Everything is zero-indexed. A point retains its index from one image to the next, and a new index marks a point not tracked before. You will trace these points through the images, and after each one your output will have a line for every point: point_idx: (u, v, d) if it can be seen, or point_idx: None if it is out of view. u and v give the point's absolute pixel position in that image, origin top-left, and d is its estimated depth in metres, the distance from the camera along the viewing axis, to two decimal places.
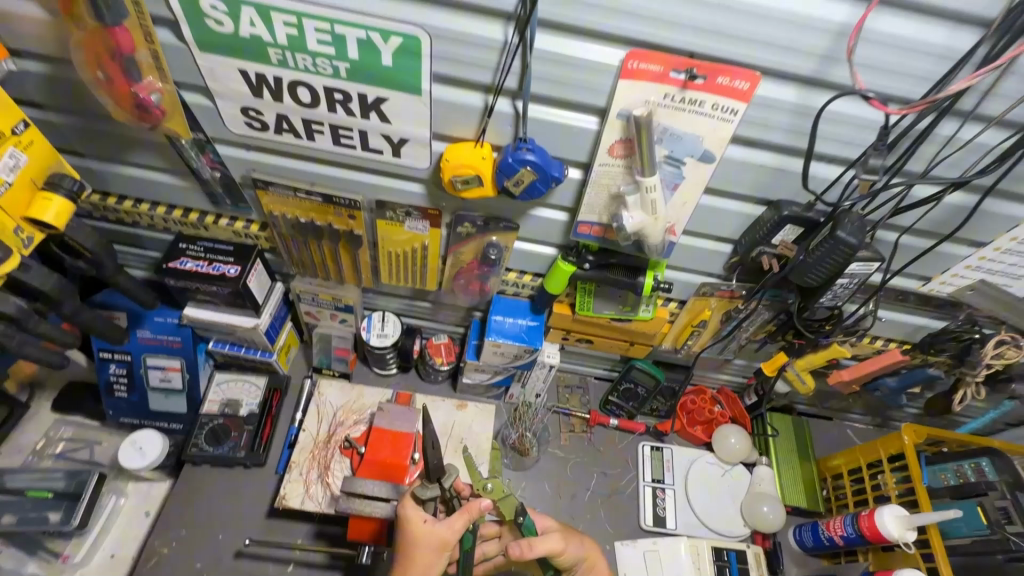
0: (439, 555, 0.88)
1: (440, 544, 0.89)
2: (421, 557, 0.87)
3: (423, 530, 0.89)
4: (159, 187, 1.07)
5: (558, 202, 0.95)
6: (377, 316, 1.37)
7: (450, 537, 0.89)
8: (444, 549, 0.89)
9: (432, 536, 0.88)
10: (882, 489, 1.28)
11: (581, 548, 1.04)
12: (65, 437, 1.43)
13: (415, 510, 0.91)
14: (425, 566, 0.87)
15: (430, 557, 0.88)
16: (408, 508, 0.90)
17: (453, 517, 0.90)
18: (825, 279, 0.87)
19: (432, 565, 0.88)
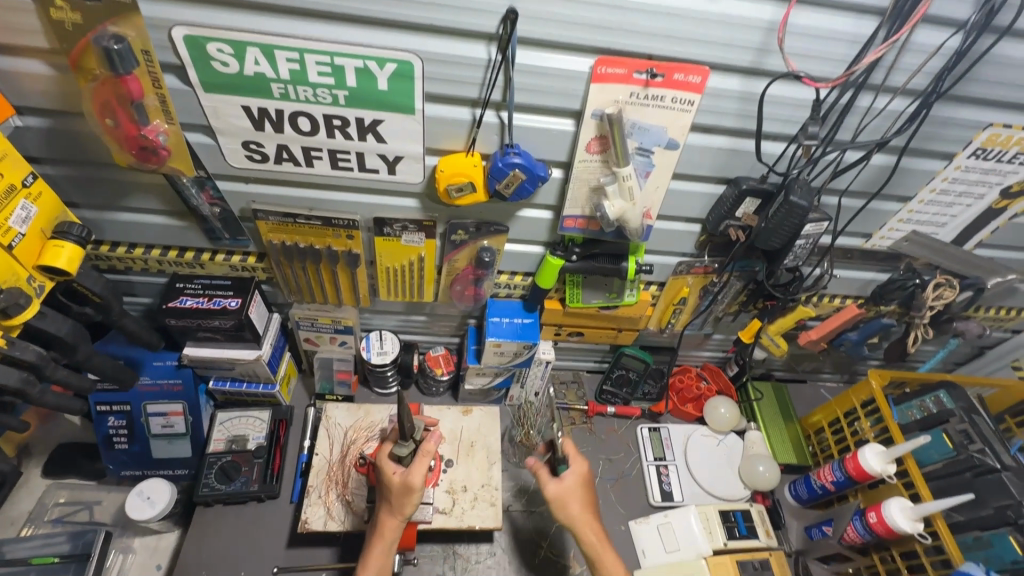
0: (409, 494, 1.06)
1: (405, 488, 1.06)
2: (395, 500, 1.07)
3: (393, 479, 1.07)
4: (156, 229, 1.10)
5: (544, 201, 1.04)
6: (375, 335, 1.41)
7: (414, 482, 1.05)
8: (410, 490, 1.05)
9: (400, 483, 1.06)
10: (860, 434, 1.41)
11: (580, 509, 1.12)
12: (60, 502, 1.38)
13: (392, 462, 1.10)
14: (398, 503, 1.06)
15: (401, 499, 1.06)
16: (383, 459, 1.11)
17: (417, 463, 1.07)
18: (786, 240, 1.01)
19: (404, 505, 1.06)
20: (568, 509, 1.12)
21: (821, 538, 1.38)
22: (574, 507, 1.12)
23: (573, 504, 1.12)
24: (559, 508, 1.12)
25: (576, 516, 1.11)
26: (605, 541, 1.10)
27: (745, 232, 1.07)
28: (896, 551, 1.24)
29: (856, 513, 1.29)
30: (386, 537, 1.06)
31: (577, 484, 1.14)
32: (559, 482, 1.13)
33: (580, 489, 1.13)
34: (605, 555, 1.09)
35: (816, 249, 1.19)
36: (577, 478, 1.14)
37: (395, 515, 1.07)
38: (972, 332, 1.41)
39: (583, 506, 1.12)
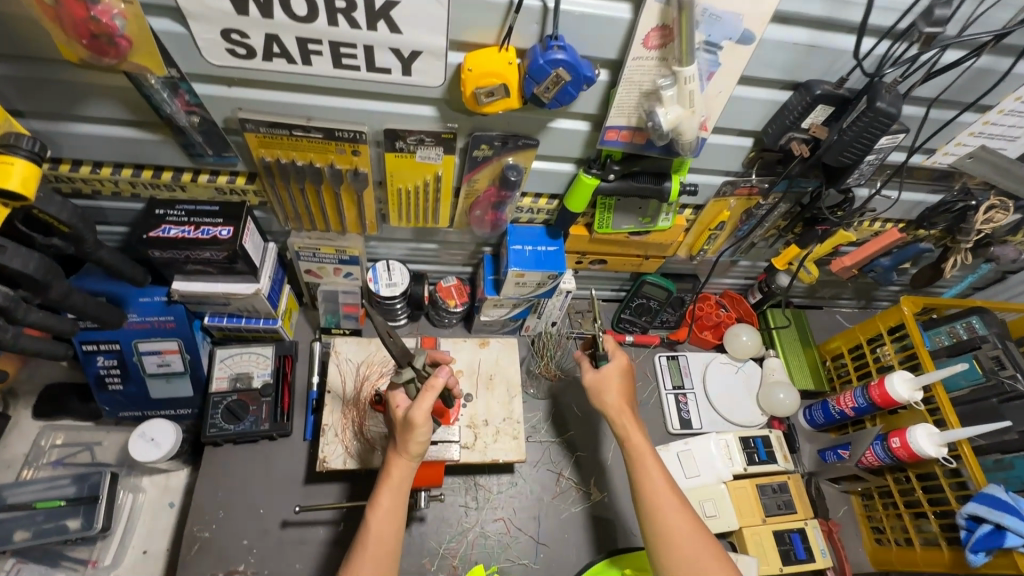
0: (411, 430, 0.97)
1: (407, 424, 0.97)
2: (401, 437, 0.98)
3: (395, 413, 1.01)
4: (124, 144, 0.93)
5: (582, 109, 0.90)
6: (382, 265, 1.29)
7: (416, 418, 0.96)
8: (413, 426, 0.96)
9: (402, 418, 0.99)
10: (883, 360, 1.39)
11: (615, 395, 1.15)
12: (58, 444, 1.32)
13: (400, 396, 1.02)
14: (403, 441, 0.98)
15: (406, 435, 0.97)
16: (391, 393, 1.03)
17: (421, 398, 0.97)
18: (859, 155, 0.90)
19: (409, 442, 0.97)
20: (604, 396, 1.16)
21: (835, 461, 1.39)
22: (610, 396, 1.15)
23: (608, 393, 1.15)
24: (595, 395, 1.17)
25: (611, 402, 1.15)
26: (637, 425, 1.12)
27: (809, 146, 0.95)
28: (913, 472, 1.25)
29: (875, 438, 1.29)
30: (393, 479, 0.98)
31: (613, 374, 1.17)
32: (596, 374, 1.18)
33: (618, 379, 1.17)
34: (635, 434, 1.11)
35: (882, 168, 1.07)
36: (616, 369, 1.18)
37: (402, 455, 0.98)
38: (1007, 258, 1.33)
39: (620, 394, 1.15)
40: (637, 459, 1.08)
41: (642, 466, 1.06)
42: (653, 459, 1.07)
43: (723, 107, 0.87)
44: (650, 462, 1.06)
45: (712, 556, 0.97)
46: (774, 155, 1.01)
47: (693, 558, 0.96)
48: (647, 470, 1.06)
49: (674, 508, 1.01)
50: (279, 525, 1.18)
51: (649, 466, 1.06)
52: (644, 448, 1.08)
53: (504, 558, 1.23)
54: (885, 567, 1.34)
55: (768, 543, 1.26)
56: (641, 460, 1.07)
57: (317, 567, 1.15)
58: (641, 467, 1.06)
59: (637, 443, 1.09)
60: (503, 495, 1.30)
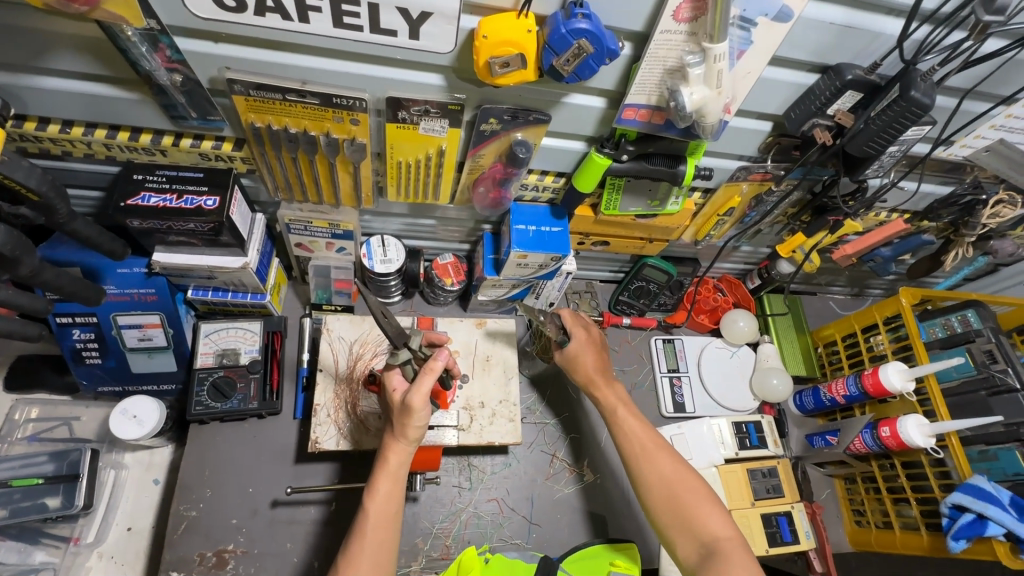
0: (410, 415, 0.94)
1: (405, 409, 0.94)
2: (398, 423, 0.96)
3: (393, 397, 0.97)
4: (99, 103, 0.85)
5: (599, 85, 0.85)
6: (376, 241, 1.23)
7: (415, 402, 0.93)
8: (411, 410, 0.93)
9: (399, 403, 0.96)
10: (877, 350, 1.39)
11: (590, 362, 1.15)
12: (33, 418, 1.26)
13: (396, 379, 0.99)
14: (401, 427, 0.95)
15: (404, 421, 0.95)
16: (387, 376, 0.99)
17: (420, 382, 0.94)
18: (885, 146, 0.87)
19: (408, 428, 0.95)
20: (575, 370, 1.16)
21: (823, 447, 1.42)
22: (588, 363, 1.15)
23: (585, 361, 1.15)
24: (570, 368, 1.16)
25: (583, 372, 1.15)
26: (615, 385, 1.14)
27: (832, 133, 0.91)
28: (898, 460, 1.28)
29: (864, 427, 1.31)
30: (391, 464, 0.95)
31: (584, 349, 1.15)
32: (563, 352, 1.17)
33: (589, 351, 1.15)
34: (609, 393, 1.13)
35: (905, 159, 1.05)
36: (580, 343, 1.15)
37: (401, 440, 0.96)
38: (1004, 251, 1.33)
39: (596, 359, 1.15)
40: (614, 418, 1.10)
41: (617, 423, 1.09)
42: (628, 414, 1.09)
43: (749, 90, 0.82)
44: (626, 418, 1.08)
45: (701, 495, 0.98)
46: (793, 141, 0.97)
47: (683, 501, 0.98)
48: (624, 423, 1.08)
49: (658, 454, 1.03)
50: (269, 505, 1.15)
51: (627, 422, 1.08)
52: (617, 402, 1.11)
53: (497, 538, 1.23)
54: (863, 547, 1.39)
55: (755, 526, 1.29)
56: (617, 418, 1.09)
57: (309, 547, 1.13)
58: (618, 424, 1.09)
59: (612, 402, 1.11)
60: (496, 476, 1.29)
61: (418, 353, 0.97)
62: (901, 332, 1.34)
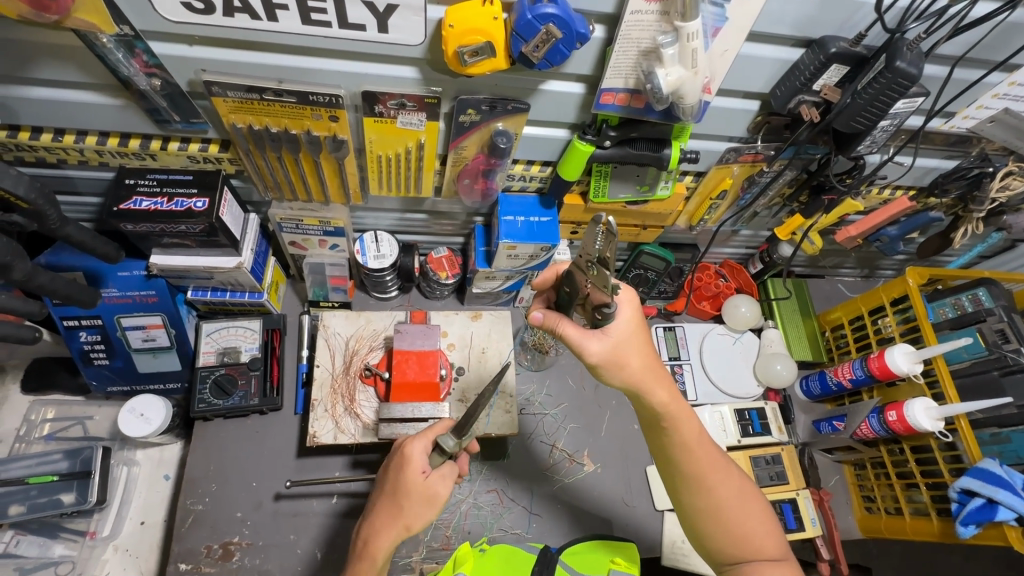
0: (427, 506, 0.86)
1: (426, 499, 0.86)
2: (408, 510, 0.85)
3: (417, 481, 0.86)
4: (83, 109, 0.87)
5: (576, 70, 0.84)
6: (369, 237, 1.24)
7: (439, 496, 0.87)
8: (433, 501, 0.86)
9: (424, 489, 0.86)
10: (884, 332, 1.35)
11: (638, 361, 0.84)
12: (49, 418, 1.31)
13: (421, 456, 0.87)
14: (410, 515, 0.85)
15: (416, 511, 0.86)
16: (415, 449, 0.87)
17: (445, 471, 0.88)
18: (873, 121, 0.85)
19: (416, 519, 0.86)
20: (626, 368, 0.83)
21: (830, 433, 1.38)
22: (634, 361, 0.84)
23: (632, 357, 0.84)
24: (611, 371, 0.84)
25: (636, 372, 0.84)
26: (677, 397, 0.87)
27: (819, 110, 0.89)
28: (907, 444, 1.24)
29: (871, 411, 1.28)
30: (379, 557, 0.85)
31: (631, 335, 0.83)
32: (605, 339, 0.82)
33: (636, 337, 0.84)
34: (681, 415, 0.88)
35: (898, 133, 1.02)
36: (629, 325, 0.83)
37: (398, 527, 0.85)
38: (1019, 226, 1.28)
39: (644, 357, 0.85)
40: (688, 448, 0.90)
41: (688, 453, 0.90)
42: (700, 444, 0.90)
43: (727, 69, 0.80)
44: (698, 450, 0.90)
45: (762, 523, 0.93)
46: (782, 120, 0.94)
47: (748, 534, 0.91)
48: (698, 454, 0.90)
49: (729, 485, 0.92)
50: (273, 498, 1.18)
51: (699, 451, 0.90)
52: (694, 430, 0.90)
53: (497, 528, 1.24)
54: (874, 534, 1.35)
55: None
56: (688, 448, 0.90)
57: (311, 538, 1.16)
58: (689, 452, 0.90)
59: (685, 431, 0.89)
60: (497, 467, 1.29)
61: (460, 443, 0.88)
62: (909, 313, 1.29)
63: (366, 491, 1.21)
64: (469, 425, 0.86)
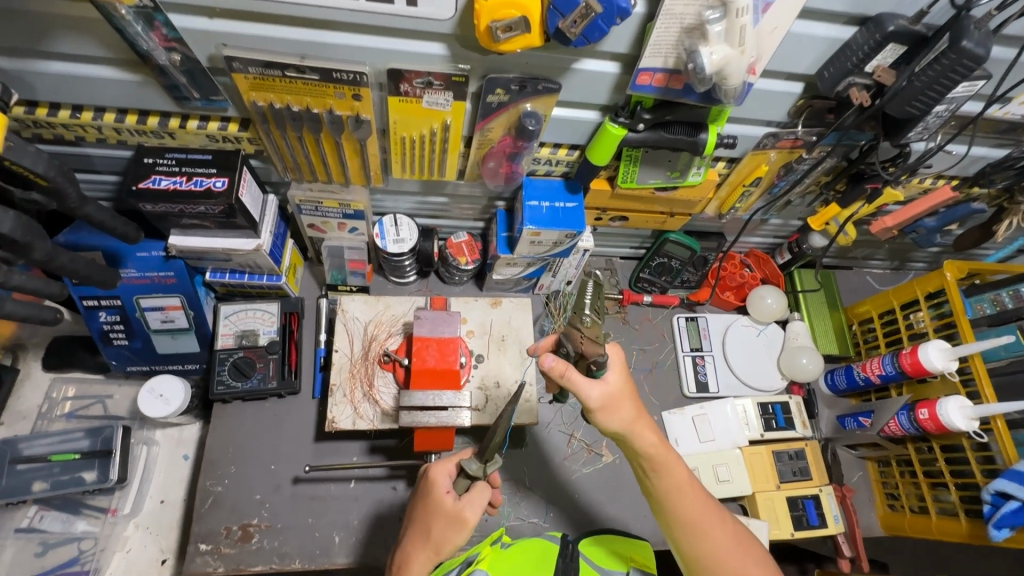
0: (456, 530, 0.83)
1: (455, 520, 0.83)
2: (437, 531, 0.83)
3: (444, 502, 0.83)
4: (102, 85, 0.84)
5: (611, 48, 0.79)
6: (388, 220, 1.22)
7: (468, 518, 0.83)
8: (461, 526, 0.82)
9: (450, 510, 0.83)
10: (916, 328, 1.31)
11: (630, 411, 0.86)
12: (70, 396, 1.31)
13: (443, 478, 0.86)
14: (438, 537, 0.83)
15: (445, 533, 0.83)
16: (438, 473, 0.86)
17: (477, 495, 0.84)
18: (930, 105, 0.80)
19: (445, 541, 0.83)
20: (617, 416, 0.85)
21: (856, 429, 1.35)
22: (626, 408, 0.86)
23: (625, 404, 0.86)
24: (608, 416, 0.85)
25: (627, 420, 0.85)
26: (664, 445, 0.87)
27: (870, 93, 0.84)
28: (937, 444, 1.21)
29: (901, 408, 1.24)
30: None
31: (624, 384, 0.86)
32: (603, 386, 0.84)
33: (626, 392, 0.86)
34: (671, 459, 0.87)
35: (949, 120, 0.96)
36: (622, 376, 0.86)
37: (428, 549, 0.83)
38: None
39: (636, 405, 0.87)
40: (680, 491, 0.87)
41: (681, 496, 0.87)
42: (692, 487, 0.87)
43: (775, 48, 0.76)
44: (690, 492, 0.87)
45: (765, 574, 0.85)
46: (827, 103, 0.89)
47: None
48: (688, 499, 0.86)
49: (725, 532, 0.86)
50: (291, 482, 1.18)
51: (691, 495, 0.87)
52: (685, 475, 0.87)
53: (515, 517, 1.23)
54: (896, 531, 1.33)
55: (781, 508, 1.26)
56: (681, 491, 0.87)
57: (330, 522, 1.16)
58: (680, 495, 0.87)
59: (677, 475, 0.87)
60: (516, 457, 1.28)
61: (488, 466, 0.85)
62: (944, 308, 1.25)
63: (384, 476, 1.20)
64: (489, 450, 0.81)
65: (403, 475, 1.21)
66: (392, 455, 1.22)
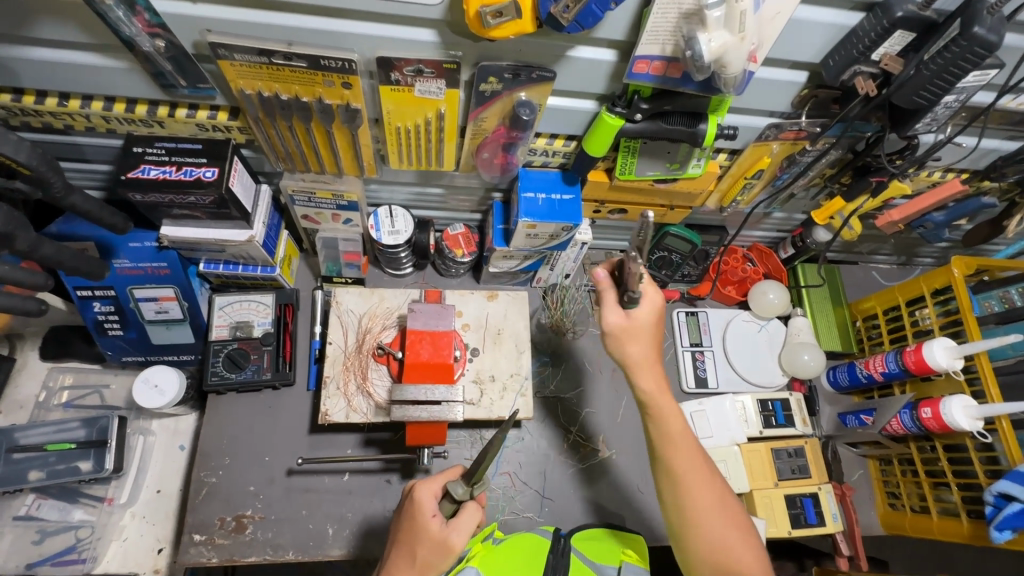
0: (444, 556, 0.83)
1: (441, 547, 0.83)
2: (422, 555, 0.83)
3: (431, 527, 0.83)
4: (87, 72, 0.83)
5: (607, 35, 0.77)
6: (383, 211, 1.20)
7: (455, 544, 0.83)
8: (449, 551, 0.83)
9: (437, 536, 0.82)
10: (922, 325, 1.28)
11: (647, 345, 0.91)
12: (67, 385, 1.32)
13: (430, 501, 0.84)
14: (424, 561, 0.83)
15: (432, 557, 0.83)
16: (425, 494, 0.85)
17: (464, 519, 0.84)
18: (938, 96, 0.77)
19: (431, 565, 0.83)
20: (628, 348, 0.90)
21: (857, 426, 1.33)
22: (638, 348, 0.91)
23: (637, 342, 0.90)
24: (617, 348, 0.91)
25: (636, 356, 0.90)
26: (663, 387, 0.92)
27: (876, 82, 0.81)
28: (940, 443, 1.19)
29: (903, 406, 1.22)
30: None
31: (646, 324, 0.90)
32: (625, 317, 0.90)
33: (650, 330, 0.91)
34: (670, 403, 0.91)
35: (961, 111, 0.92)
36: (651, 313, 0.90)
37: (416, 569, 0.83)
38: None
39: (648, 347, 0.91)
40: (670, 439, 0.90)
41: (671, 446, 0.90)
42: (684, 433, 0.90)
43: (777, 36, 0.73)
44: (682, 437, 0.90)
45: (741, 533, 0.88)
46: (831, 93, 0.86)
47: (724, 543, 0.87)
48: (676, 444, 0.90)
49: (705, 487, 0.89)
50: (285, 474, 1.18)
51: (682, 444, 0.90)
52: (679, 427, 0.90)
53: (509, 511, 1.22)
54: (896, 531, 1.31)
55: (779, 506, 1.24)
56: (670, 439, 0.90)
57: (323, 514, 1.16)
58: (669, 442, 0.90)
59: (672, 425, 0.90)
60: (512, 448, 1.27)
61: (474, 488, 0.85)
62: (950, 305, 1.22)
63: (378, 469, 1.20)
64: (478, 476, 0.81)
65: (397, 468, 1.20)
66: (386, 448, 1.21)
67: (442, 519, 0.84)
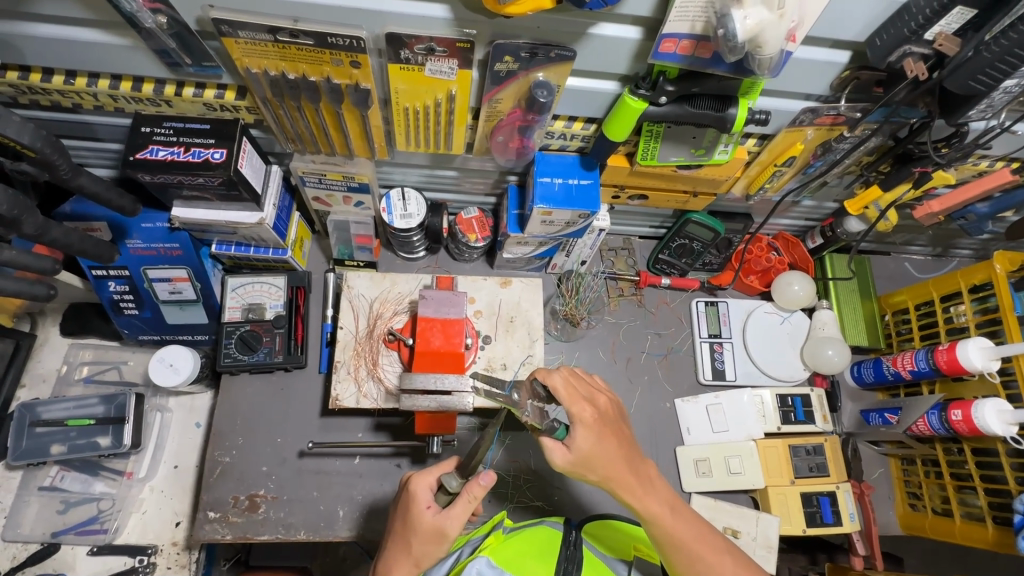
0: (439, 543, 0.82)
1: (437, 536, 0.82)
2: (417, 545, 0.83)
3: (425, 517, 0.82)
4: (90, 50, 0.81)
5: (633, 11, 0.72)
6: (396, 194, 1.17)
7: (450, 531, 0.82)
8: (444, 539, 0.82)
9: (428, 530, 0.82)
10: (956, 322, 1.22)
11: (614, 458, 0.83)
12: (86, 361, 1.33)
13: (424, 492, 0.84)
14: (418, 551, 0.83)
15: (425, 546, 0.82)
16: (419, 486, 0.84)
17: (457, 509, 0.81)
18: (998, 81, 0.71)
19: (427, 553, 0.83)
20: (594, 473, 0.83)
21: (880, 425, 1.28)
22: (604, 465, 0.83)
23: (603, 459, 0.82)
24: (584, 474, 0.83)
25: (607, 475, 0.83)
26: (643, 488, 0.85)
27: (928, 65, 0.75)
28: (968, 445, 1.14)
29: (931, 407, 1.17)
30: None
31: (595, 444, 0.82)
32: (571, 451, 0.82)
33: (603, 446, 0.83)
34: (647, 495, 0.86)
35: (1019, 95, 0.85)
36: (589, 434, 0.82)
37: (411, 562, 0.83)
38: None
39: (616, 453, 0.84)
40: (672, 540, 0.86)
41: (671, 545, 0.86)
42: (674, 516, 0.86)
43: (820, 12, 0.68)
44: (674, 523, 0.86)
45: None
46: (876, 75, 0.80)
47: None
48: (680, 536, 0.86)
49: (719, 560, 0.87)
50: (297, 456, 1.19)
51: (687, 537, 0.86)
52: (666, 515, 0.86)
53: (517, 499, 1.22)
54: (914, 532, 1.28)
55: (794, 504, 1.21)
56: (676, 543, 0.86)
57: (334, 495, 1.17)
58: (673, 546, 0.86)
59: (664, 522, 0.85)
60: (518, 464, 1.25)
61: (467, 473, 0.83)
62: (989, 302, 1.16)
63: (387, 453, 1.20)
64: (473, 464, 0.82)
65: (406, 453, 1.21)
66: (397, 433, 1.21)
67: (435, 505, 0.83)
